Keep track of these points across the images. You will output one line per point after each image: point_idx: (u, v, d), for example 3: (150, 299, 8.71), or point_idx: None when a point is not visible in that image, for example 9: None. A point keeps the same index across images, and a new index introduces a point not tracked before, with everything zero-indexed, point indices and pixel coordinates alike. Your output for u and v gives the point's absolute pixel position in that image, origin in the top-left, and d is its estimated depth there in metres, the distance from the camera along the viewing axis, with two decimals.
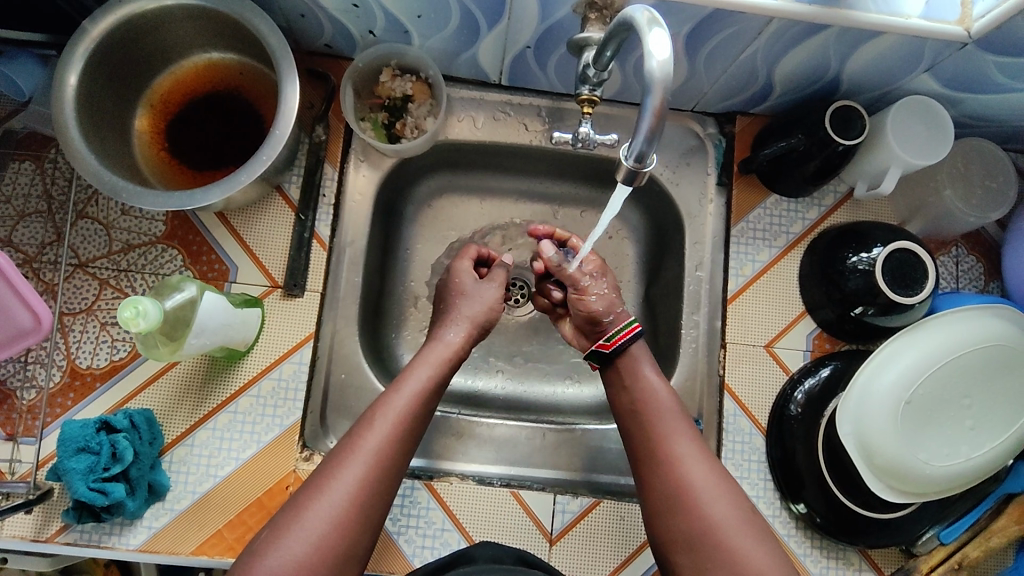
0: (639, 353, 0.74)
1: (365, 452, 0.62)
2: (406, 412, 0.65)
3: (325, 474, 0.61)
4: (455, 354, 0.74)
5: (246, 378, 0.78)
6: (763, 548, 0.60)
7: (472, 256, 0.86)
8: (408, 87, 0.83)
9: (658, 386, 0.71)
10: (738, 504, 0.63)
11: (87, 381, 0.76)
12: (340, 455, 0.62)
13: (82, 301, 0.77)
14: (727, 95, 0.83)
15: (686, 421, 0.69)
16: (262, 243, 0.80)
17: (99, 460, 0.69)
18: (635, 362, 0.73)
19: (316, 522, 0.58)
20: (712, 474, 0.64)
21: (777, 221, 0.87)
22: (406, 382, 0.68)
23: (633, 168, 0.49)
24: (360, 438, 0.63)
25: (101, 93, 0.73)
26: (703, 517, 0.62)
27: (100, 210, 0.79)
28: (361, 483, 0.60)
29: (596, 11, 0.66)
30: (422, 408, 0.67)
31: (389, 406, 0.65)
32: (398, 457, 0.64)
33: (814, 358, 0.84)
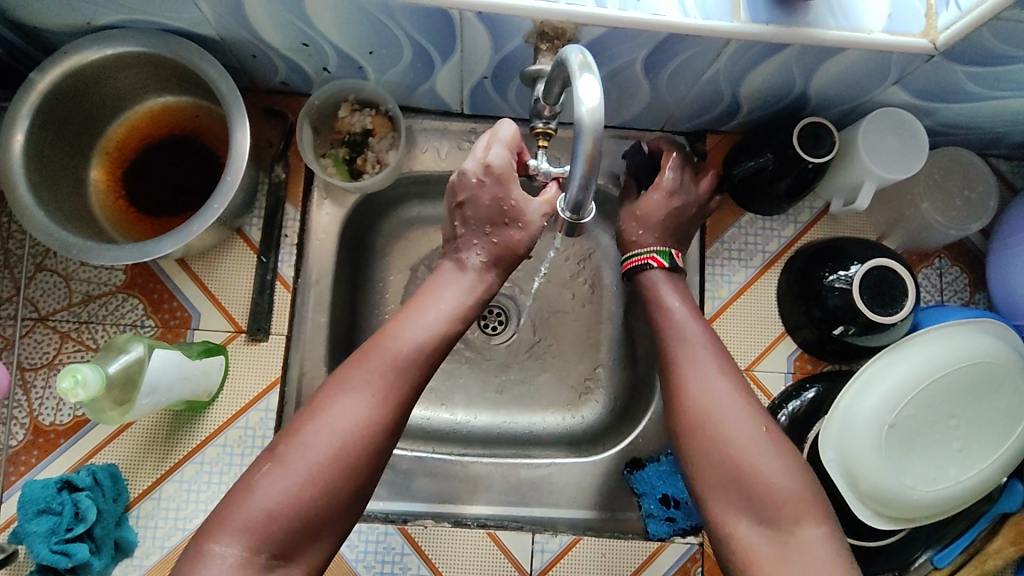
0: (657, 280, 0.73)
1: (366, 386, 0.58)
2: (411, 352, 0.61)
3: (324, 403, 0.58)
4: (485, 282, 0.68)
5: (212, 426, 0.76)
6: (782, 460, 0.61)
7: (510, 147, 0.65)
8: (367, 121, 0.82)
9: (689, 314, 0.70)
10: (760, 422, 0.63)
11: (51, 438, 0.75)
12: (340, 383, 0.59)
13: (42, 355, 0.76)
14: (695, 114, 0.81)
15: (711, 349, 0.68)
16: (224, 287, 0.79)
17: (61, 521, 0.68)
18: (655, 288, 0.73)
19: (314, 451, 0.55)
20: (741, 401, 0.64)
21: (752, 241, 0.85)
22: (416, 318, 0.63)
23: (571, 216, 0.47)
24: (361, 373, 0.59)
25: (52, 145, 0.72)
26: (724, 436, 0.62)
27: (58, 262, 0.78)
28: (362, 417, 0.57)
29: (548, 41, 0.65)
30: (432, 349, 0.62)
31: (390, 344, 0.61)
32: (403, 395, 0.59)
33: (795, 381, 0.82)
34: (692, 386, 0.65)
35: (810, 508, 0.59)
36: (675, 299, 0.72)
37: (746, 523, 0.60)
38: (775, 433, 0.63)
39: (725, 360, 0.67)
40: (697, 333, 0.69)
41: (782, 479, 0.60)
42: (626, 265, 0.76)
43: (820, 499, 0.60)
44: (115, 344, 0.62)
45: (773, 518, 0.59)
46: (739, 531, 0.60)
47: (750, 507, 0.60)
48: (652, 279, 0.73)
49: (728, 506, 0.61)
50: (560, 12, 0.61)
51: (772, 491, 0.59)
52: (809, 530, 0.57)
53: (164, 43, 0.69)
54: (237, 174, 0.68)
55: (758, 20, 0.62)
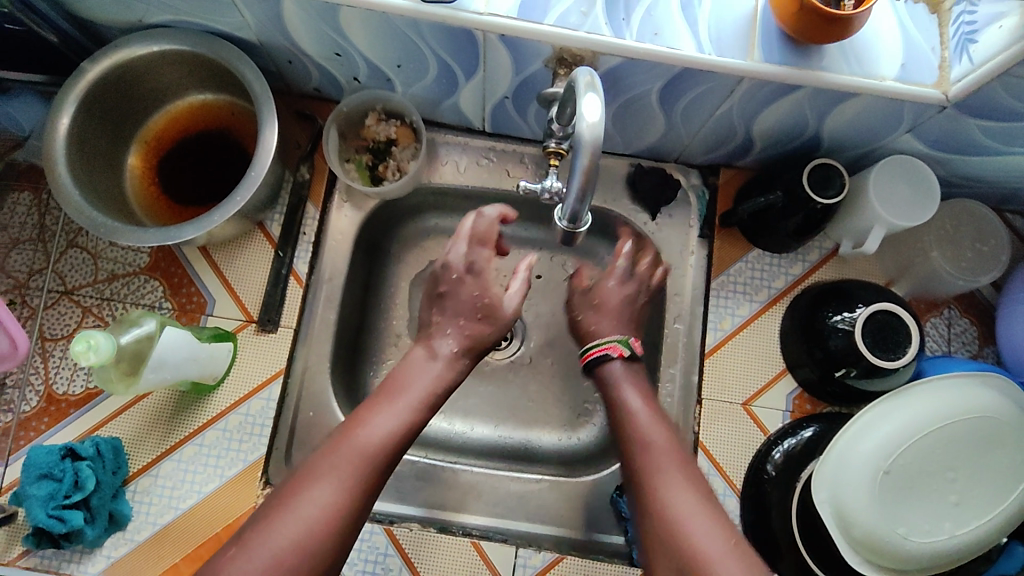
0: (615, 369, 0.73)
1: (338, 476, 0.58)
2: (382, 439, 0.61)
3: (290, 493, 0.57)
4: (450, 378, 0.69)
5: (214, 411, 0.78)
6: (734, 553, 0.57)
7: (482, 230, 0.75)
8: (392, 131, 0.85)
9: (648, 407, 0.70)
10: (717, 518, 0.60)
11: (62, 407, 0.78)
12: (308, 472, 0.58)
13: (64, 327, 0.80)
14: (710, 148, 0.83)
15: (677, 450, 0.66)
16: (240, 277, 0.82)
17: (60, 488, 0.70)
18: (618, 382, 0.72)
19: (277, 543, 0.54)
20: (701, 500, 0.62)
21: (759, 275, 0.85)
22: (386, 406, 0.64)
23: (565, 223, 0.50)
24: (331, 461, 0.59)
25: (95, 132, 0.77)
26: (678, 529, 0.59)
27: (89, 240, 0.82)
28: (330, 504, 0.56)
29: (566, 67, 0.68)
30: (402, 436, 0.63)
31: (360, 433, 0.61)
32: (372, 482, 0.59)
33: (794, 419, 0.82)
34: (653, 484, 0.63)
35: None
36: (636, 398, 0.70)
37: None
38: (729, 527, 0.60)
39: (685, 459, 0.66)
40: (660, 436, 0.67)
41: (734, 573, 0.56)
42: (587, 356, 0.75)
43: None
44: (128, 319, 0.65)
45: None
46: None
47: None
48: (612, 372, 0.73)
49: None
50: (579, 39, 0.64)
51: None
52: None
53: (206, 44, 0.73)
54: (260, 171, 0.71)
55: (771, 61, 0.64)
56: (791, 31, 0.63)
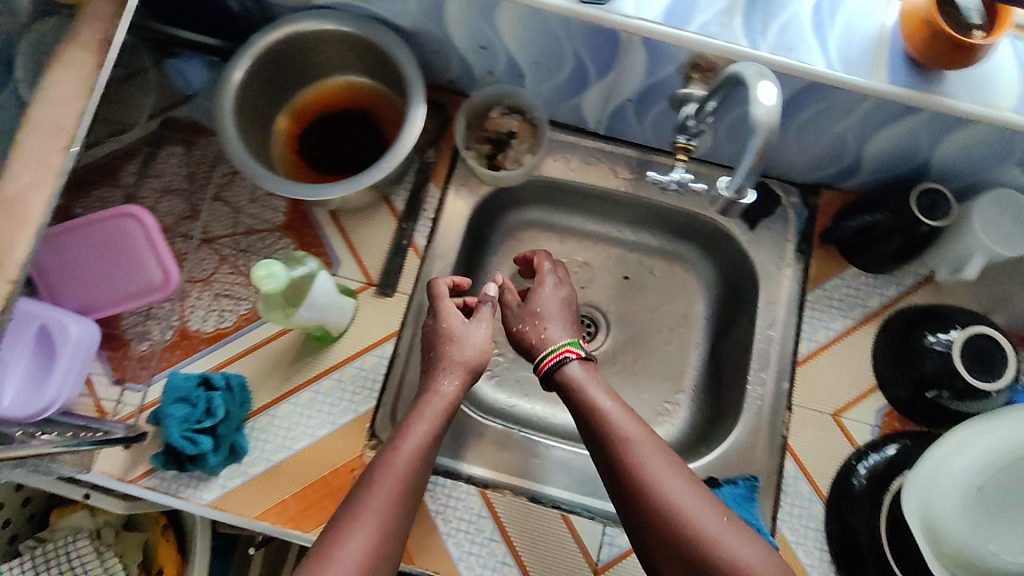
0: (576, 370, 0.76)
1: (371, 515, 0.65)
2: (405, 472, 0.69)
3: (332, 539, 0.63)
4: (450, 406, 0.76)
5: (331, 361, 0.85)
6: (743, 539, 0.62)
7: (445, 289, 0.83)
8: (514, 124, 0.92)
9: (613, 398, 0.73)
10: (715, 505, 0.65)
11: (193, 342, 0.84)
12: (348, 518, 0.65)
13: (202, 270, 0.87)
14: (815, 166, 0.87)
15: (657, 441, 0.70)
16: (365, 243, 0.89)
17: (194, 413, 0.77)
18: (583, 383, 0.74)
19: None
20: (697, 495, 0.65)
21: (854, 294, 0.89)
22: (404, 438, 0.72)
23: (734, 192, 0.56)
24: (363, 503, 0.66)
25: (257, 98, 0.85)
26: (691, 525, 0.63)
27: (232, 196, 0.90)
28: (371, 545, 0.64)
29: (699, 72, 0.73)
30: (420, 465, 0.71)
31: (386, 470, 0.69)
32: (400, 514, 0.68)
33: (882, 435, 0.84)
34: (650, 492, 0.65)
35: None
36: (607, 399, 0.72)
37: None
38: (733, 517, 0.64)
39: (665, 450, 0.69)
40: (639, 435, 0.69)
41: (749, 554, 0.61)
42: (543, 364, 0.78)
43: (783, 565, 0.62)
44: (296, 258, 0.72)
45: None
46: None
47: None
48: (573, 373, 0.76)
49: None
50: (717, 48, 0.69)
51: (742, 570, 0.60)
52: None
53: (370, 28, 0.81)
54: (404, 150, 0.78)
55: (896, 83, 0.69)
56: (917, 57, 0.68)
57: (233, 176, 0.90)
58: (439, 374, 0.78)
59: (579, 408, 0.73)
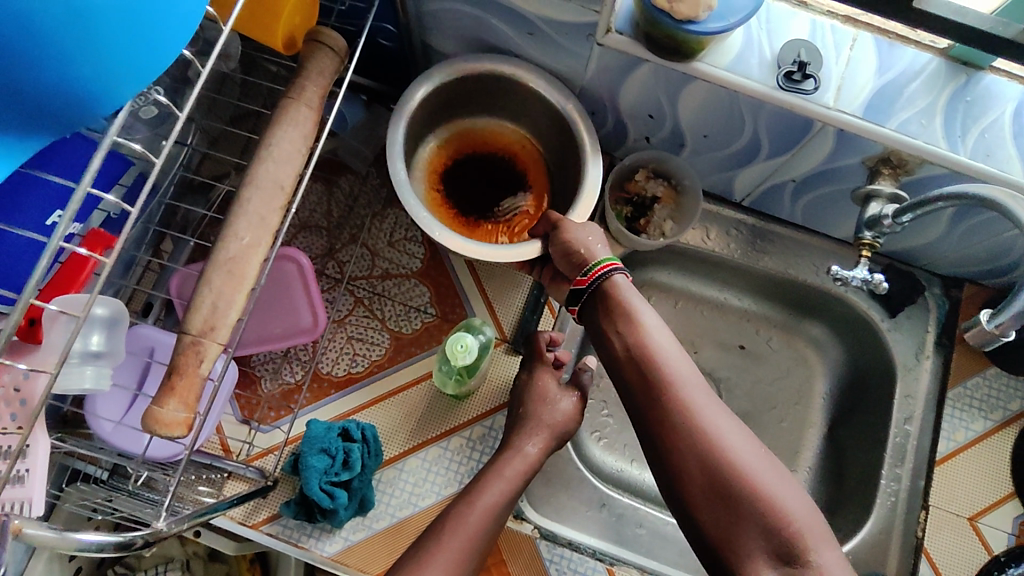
0: (621, 287, 0.69)
1: (439, 565, 0.61)
2: (477, 530, 0.65)
3: None
4: (530, 469, 0.72)
5: (461, 418, 0.83)
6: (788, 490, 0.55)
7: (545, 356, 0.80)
8: (659, 189, 0.91)
9: (662, 329, 0.66)
10: (766, 453, 0.58)
11: (324, 386, 0.82)
12: (413, 565, 0.60)
13: (336, 312, 0.85)
14: (965, 262, 0.86)
15: (700, 376, 0.62)
16: (501, 297, 0.88)
17: (333, 465, 0.74)
18: (627, 304, 0.67)
19: None
20: (749, 444, 0.58)
21: (995, 394, 0.86)
22: (482, 492, 0.68)
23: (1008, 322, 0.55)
24: (431, 552, 0.62)
25: (411, 135, 0.83)
26: (746, 476, 0.55)
27: (370, 237, 0.88)
28: None
29: (889, 168, 0.72)
30: (493, 523, 0.67)
31: (460, 519, 0.65)
32: (467, 572, 0.63)
33: (1020, 544, 0.81)
34: (698, 427, 0.58)
35: (826, 533, 0.54)
36: (648, 318, 0.66)
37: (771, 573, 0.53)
38: (790, 474, 0.57)
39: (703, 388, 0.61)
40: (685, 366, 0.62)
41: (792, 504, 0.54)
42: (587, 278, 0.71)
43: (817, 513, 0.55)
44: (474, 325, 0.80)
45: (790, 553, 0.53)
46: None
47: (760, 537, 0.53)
48: (620, 287, 0.69)
49: (750, 542, 0.54)
50: (917, 147, 0.68)
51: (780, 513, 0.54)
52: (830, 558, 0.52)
53: (561, 95, 0.78)
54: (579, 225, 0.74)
55: None
56: None
57: (372, 216, 0.89)
58: (528, 436, 0.74)
59: (619, 333, 0.66)
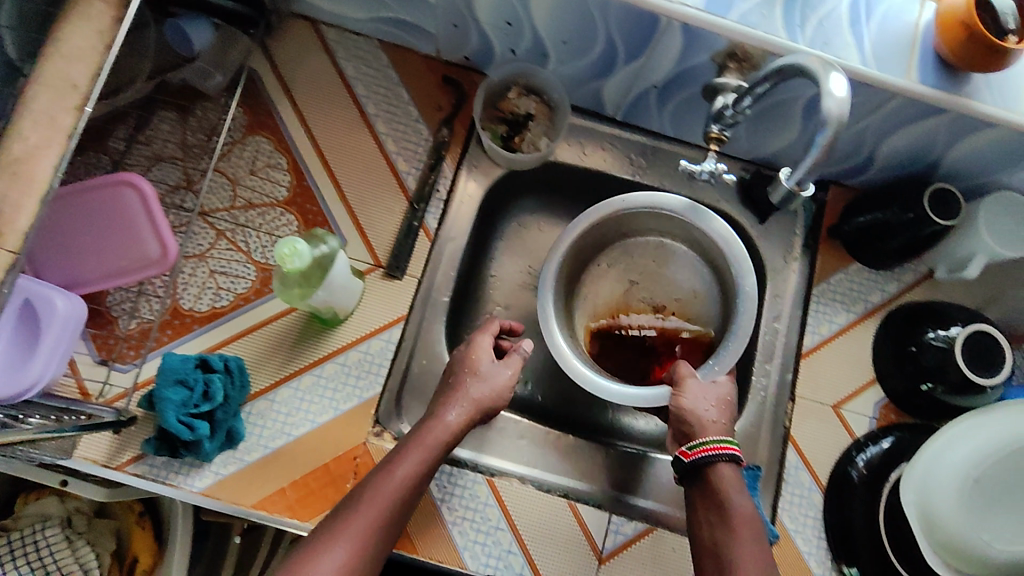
0: (723, 472, 0.71)
1: (355, 531, 0.63)
2: (392, 499, 0.67)
3: (306, 555, 0.61)
4: (450, 439, 0.73)
5: (335, 345, 0.81)
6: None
7: (492, 331, 0.85)
8: (531, 106, 0.89)
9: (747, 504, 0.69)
10: None
11: (186, 322, 0.79)
12: (326, 537, 0.63)
13: (197, 246, 0.82)
14: (825, 163, 0.88)
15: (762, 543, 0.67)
16: (373, 223, 0.84)
17: (192, 396, 0.72)
18: (721, 481, 0.71)
19: None
20: None
21: (857, 289, 0.90)
22: (400, 463, 0.69)
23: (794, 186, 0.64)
24: (349, 520, 0.64)
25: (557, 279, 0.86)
26: None
27: (230, 167, 0.84)
28: (345, 563, 0.61)
29: (735, 62, 0.72)
30: (410, 495, 0.69)
31: (379, 487, 0.67)
32: (380, 540, 0.65)
33: (879, 426, 0.86)
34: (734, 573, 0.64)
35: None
36: (738, 500, 0.69)
37: None
38: None
39: (758, 526, 0.68)
40: (751, 547, 0.66)
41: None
42: (691, 454, 0.73)
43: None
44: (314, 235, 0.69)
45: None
46: None
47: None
48: (721, 475, 0.71)
49: None
50: (756, 38, 0.68)
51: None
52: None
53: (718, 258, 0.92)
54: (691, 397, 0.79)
55: (924, 83, 0.70)
56: (951, 59, 0.69)
57: (232, 145, 0.85)
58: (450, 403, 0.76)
59: (704, 495, 0.71)
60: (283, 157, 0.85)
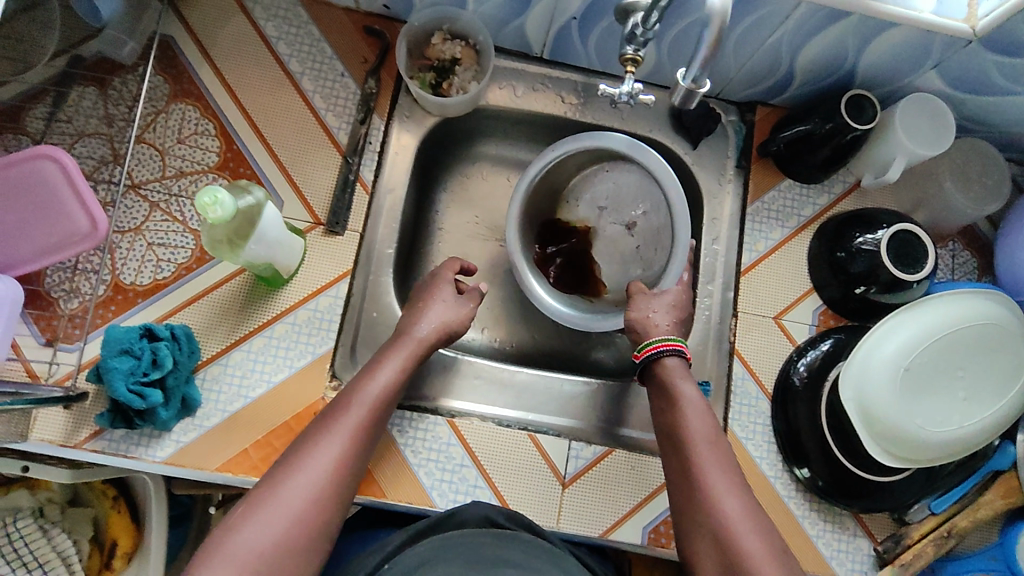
0: (673, 366, 0.80)
1: (344, 428, 0.69)
2: (376, 399, 0.73)
3: (300, 449, 0.67)
4: (420, 349, 0.79)
5: (283, 306, 0.81)
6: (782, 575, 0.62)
7: (451, 268, 0.88)
8: (457, 50, 0.88)
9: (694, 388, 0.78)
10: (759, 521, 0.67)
11: (129, 296, 0.79)
12: (316, 430, 0.69)
13: (131, 220, 0.80)
14: (752, 82, 0.90)
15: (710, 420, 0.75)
16: (309, 182, 0.84)
17: (140, 365, 0.73)
18: (673, 375, 0.79)
19: (290, 499, 0.64)
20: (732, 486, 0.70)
21: (790, 204, 0.93)
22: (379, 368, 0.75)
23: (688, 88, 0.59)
24: (336, 418, 0.70)
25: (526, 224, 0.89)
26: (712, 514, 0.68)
27: (156, 137, 0.83)
28: (339, 454, 0.68)
29: None
30: (389, 397, 0.74)
31: (361, 389, 0.73)
32: (368, 434, 0.71)
33: (819, 332, 0.90)
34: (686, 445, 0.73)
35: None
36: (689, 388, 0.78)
37: None
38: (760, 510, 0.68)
39: (706, 407, 0.76)
40: (704, 425, 0.74)
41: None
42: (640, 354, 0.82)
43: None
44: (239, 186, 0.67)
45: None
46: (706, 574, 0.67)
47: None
48: (670, 366, 0.80)
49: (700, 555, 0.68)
50: None
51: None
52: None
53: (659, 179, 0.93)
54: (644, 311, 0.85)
55: None
56: None
57: (155, 115, 0.83)
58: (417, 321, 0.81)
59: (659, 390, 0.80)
60: (210, 123, 0.84)
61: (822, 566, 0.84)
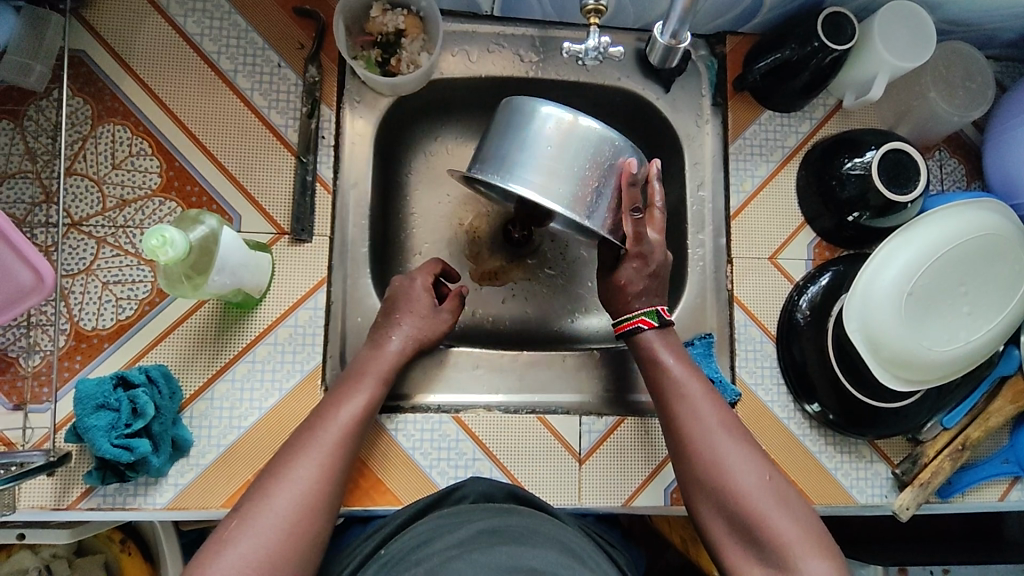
0: (651, 336, 0.75)
1: (325, 443, 0.67)
2: (358, 415, 0.71)
3: (281, 467, 0.65)
4: (392, 364, 0.76)
5: (262, 326, 0.76)
6: (798, 527, 0.62)
7: (430, 270, 0.84)
8: (399, 21, 0.81)
9: (673, 350, 0.74)
10: (767, 472, 0.66)
11: (94, 343, 0.73)
12: (296, 449, 0.67)
13: (79, 261, 0.74)
14: (718, 13, 0.84)
15: (698, 378, 0.72)
16: (264, 189, 0.78)
17: (120, 417, 0.68)
18: (651, 342, 0.75)
19: (273, 520, 0.61)
20: (733, 437, 0.68)
21: (772, 136, 0.89)
22: (357, 389, 0.73)
23: (670, 42, 0.72)
24: (319, 432, 0.68)
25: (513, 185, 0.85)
26: (713, 472, 0.66)
27: (88, 166, 0.75)
28: (322, 471, 0.65)
29: None
30: (369, 413, 0.72)
31: (341, 406, 0.71)
32: (352, 449, 0.69)
33: (816, 265, 0.88)
34: (676, 413, 0.71)
35: (818, 547, 0.61)
36: (668, 354, 0.74)
37: (739, 543, 0.64)
38: (762, 457, 0.67)
39: (690, 364, 0.73)
40: (689, 384, 0.71)
41: (788, 529, 0.62)
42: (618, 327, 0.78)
43: (827, 544, 0.61)
44: (190, 218, 0.66)
45: (787, 566, 0.60)
46: (715, 527, 0.66)
47: (761, 553, 0.62)
48: (646, 340, 0.75)
49: (705, 509, 0.67)
50: None
51: (784, 546, 0.61)
52: (816, 566, 0.59)
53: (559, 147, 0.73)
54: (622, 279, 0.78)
55: None
56: None
57: (82, 142, 0.76)
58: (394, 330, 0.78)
59: (640, 356, 0.76)
60: (144, 141, 0.77)
61: (843, 497, 0.85)
